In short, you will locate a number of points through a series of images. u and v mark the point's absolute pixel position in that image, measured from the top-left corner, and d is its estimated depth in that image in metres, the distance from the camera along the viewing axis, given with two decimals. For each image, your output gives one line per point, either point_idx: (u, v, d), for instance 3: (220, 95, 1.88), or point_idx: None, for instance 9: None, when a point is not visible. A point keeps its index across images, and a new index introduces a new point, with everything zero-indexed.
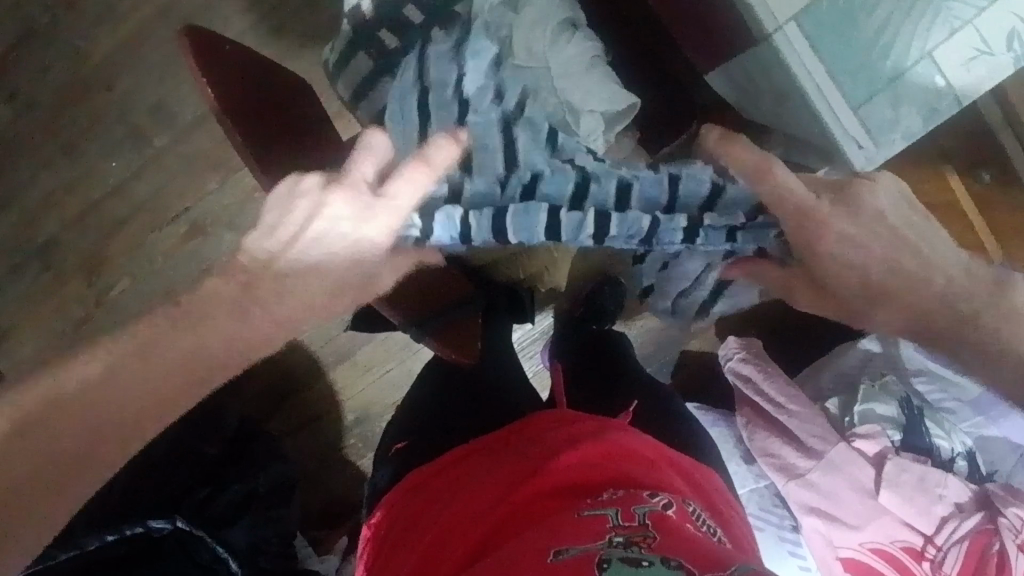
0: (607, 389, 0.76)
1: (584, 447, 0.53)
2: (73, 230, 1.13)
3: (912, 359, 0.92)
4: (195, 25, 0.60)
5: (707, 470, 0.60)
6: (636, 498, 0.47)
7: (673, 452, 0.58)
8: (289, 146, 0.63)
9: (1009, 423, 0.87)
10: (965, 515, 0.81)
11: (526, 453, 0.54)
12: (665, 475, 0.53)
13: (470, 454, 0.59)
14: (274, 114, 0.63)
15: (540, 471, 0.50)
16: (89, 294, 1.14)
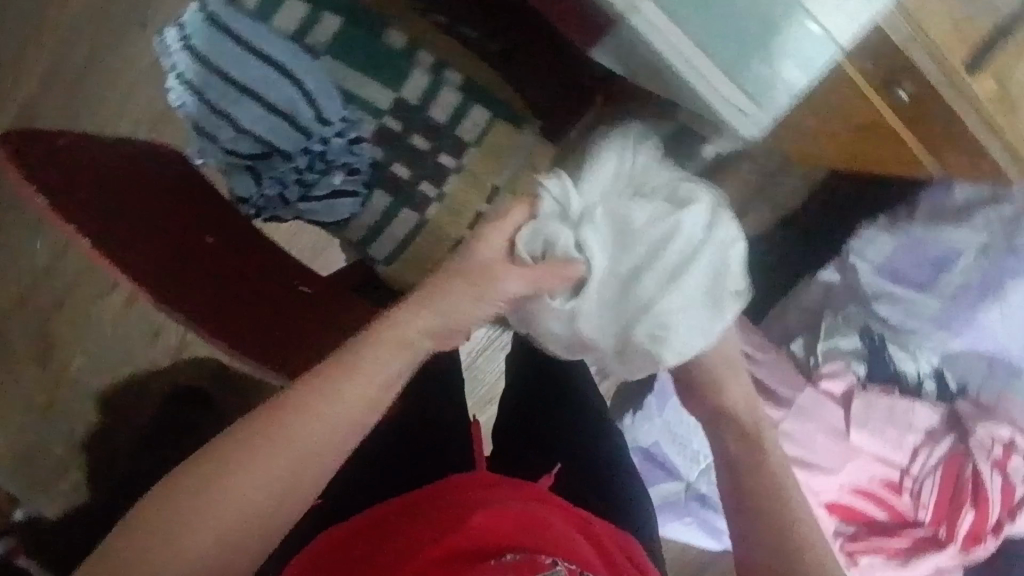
0: (544, 452, 0.78)
1: (507, 517, 0.58)
2: (18, 319, 1.11)
3: (870, 283, 0.89)
4: (36, 127, 0.53)
5: (626, 537, 0.65)
6: (543, 566, 0.52)
7: (591, 522, 0.64)
8: (150, 232, 0.53)
9: (972, 332, 0.83)
10: (933, 442, 0.74)
11: (446, 517, 0.57)
12: (576, 543, 0.59)
13: (383, 517, 0.60)
14: (113, 196, 0.52)
15: (450, 539, 0.53)
16: (47, 379, 1.12)
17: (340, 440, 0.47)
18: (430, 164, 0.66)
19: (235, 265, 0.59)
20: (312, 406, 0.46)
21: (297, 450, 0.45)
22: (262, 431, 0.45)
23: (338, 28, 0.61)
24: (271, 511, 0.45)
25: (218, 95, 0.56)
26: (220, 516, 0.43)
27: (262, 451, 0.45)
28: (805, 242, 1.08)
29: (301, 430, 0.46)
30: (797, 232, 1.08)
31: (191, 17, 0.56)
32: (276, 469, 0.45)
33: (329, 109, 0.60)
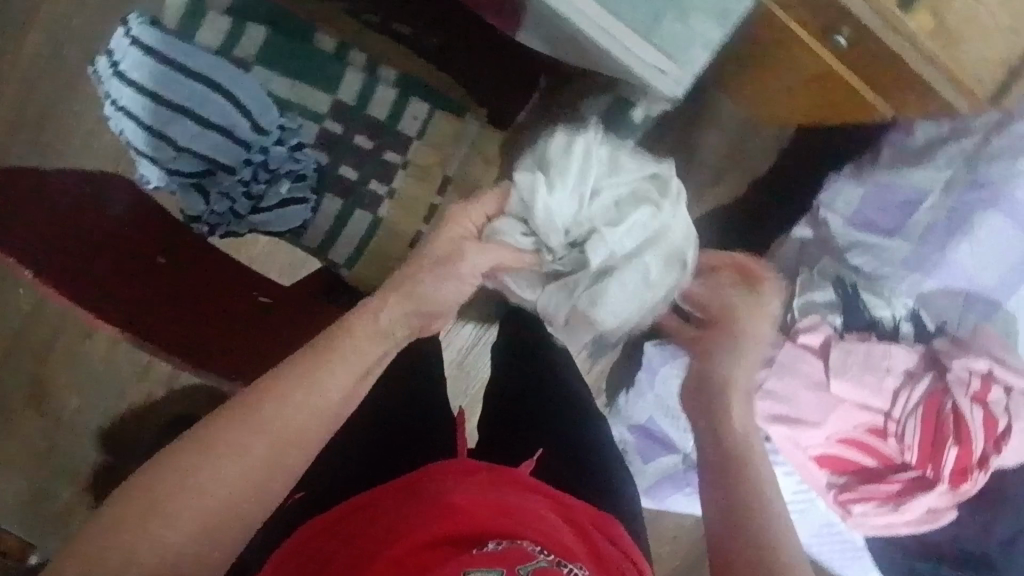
0: (528, 433, 0.79)
1: (487, 501, 0.58)
2: (13, 367, 1.12)
3: (842, 234, 0.89)
4: None
5: (607, 517, 0.66)
6: (524, 552, 0.51)
7: (570, 502, 0.64)
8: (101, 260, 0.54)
9: (944, 269, 0.83)
10: (914, 381, 0.73)
11: (426, 506, 0.57)
12: (553, 525, 0.59)
13: (368, 504, 0.60)
14: (58, 231, 0.52)
15: (430, 529, 0.53)
16: (46, 421, 1.13)
17: (318, 422, 0.49)
18: (376, 161, 0.66)
19: (190, 284, 0.61)
20: (295, 387, 0.49)
21: (277, 433, 0.47)
22: (244, 411, 0.46)
23: (265, 38, 0.63)
24: (248, 496, 0.45)
25: (155, 113, 0.58)
26: (202, 497, 0.43)
27: (244, 433, 0.46)
28: (780, 201, 1.07)
29: (282, 408, 0.47)
30: (771, 192, 1.08)
31: (118, 43, 0.58)
32: (256, 451, 0.45)
33: (264, 113, 0.61)
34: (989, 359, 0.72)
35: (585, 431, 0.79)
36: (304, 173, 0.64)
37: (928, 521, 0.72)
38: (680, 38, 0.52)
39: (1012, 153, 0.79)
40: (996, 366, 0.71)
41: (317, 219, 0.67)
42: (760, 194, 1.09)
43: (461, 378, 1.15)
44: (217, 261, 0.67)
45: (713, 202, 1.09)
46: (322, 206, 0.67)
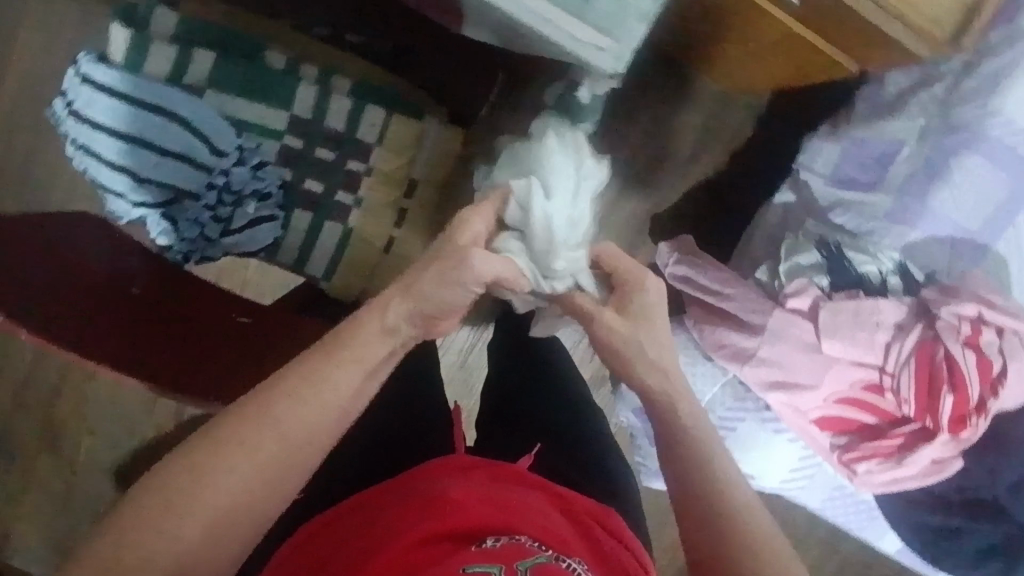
0: (522, 428, 0.80)
1: (486, 494, 0.58)
2: (26, 413, 1.13)
3: (825, 195, 0.87)
4: None
5: (609, 510, 0.65)
6: (523, 549, 0.51)
7: (569, 496, 0.63)
8: (75, 308, 0.55)
9: (927, 220, 0.82)
10: (905, 333, 0.72)
11: (421, 502, 0.56)
12: (552, 520, 0.58)
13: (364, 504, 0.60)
14: (26, 273, 0.53)
15: (426, 525, 0.52)
16: (61, 464, 1.15)
17: (326, 424, 0.47)
18: (340, 172, 0.66)
19: (162, 317, 0.61)
20: (294, 384, 0.46)
21: (276, 436, 0.45)
22: (243, 415, 0.45)
23: (213, 62, 0.61)
24: (246, 500, 0.43)
25: (113, 149, 0.59)
26: (207, 501, 0.42)
27: (241, 436, 0.44)
28: (764, 166, 1.06)
29: (283, 410, 0.45)
30: (755, 160, 1.06)
31: (70, 83, 0.58)
32: (260, 454, 0.44)
33: (221, 138, 0.61)
34: (977, 302, 0.72)
35: (580, 423, 0.79)
36: (270, 191, 0.65)
37: (934, 471, 0.72)
38: (612, 12, 0.48)
39: (981, 95, 0.78)
40: (984, 310, 0.71)
41: (290, 234, 0.68)
42: (744, 162, 1.07)
43: (464, 380, 1.16)
44: (195, 293, 0.68)
45: (699, 175, 1.08)
46: (292, 223, 0.67)
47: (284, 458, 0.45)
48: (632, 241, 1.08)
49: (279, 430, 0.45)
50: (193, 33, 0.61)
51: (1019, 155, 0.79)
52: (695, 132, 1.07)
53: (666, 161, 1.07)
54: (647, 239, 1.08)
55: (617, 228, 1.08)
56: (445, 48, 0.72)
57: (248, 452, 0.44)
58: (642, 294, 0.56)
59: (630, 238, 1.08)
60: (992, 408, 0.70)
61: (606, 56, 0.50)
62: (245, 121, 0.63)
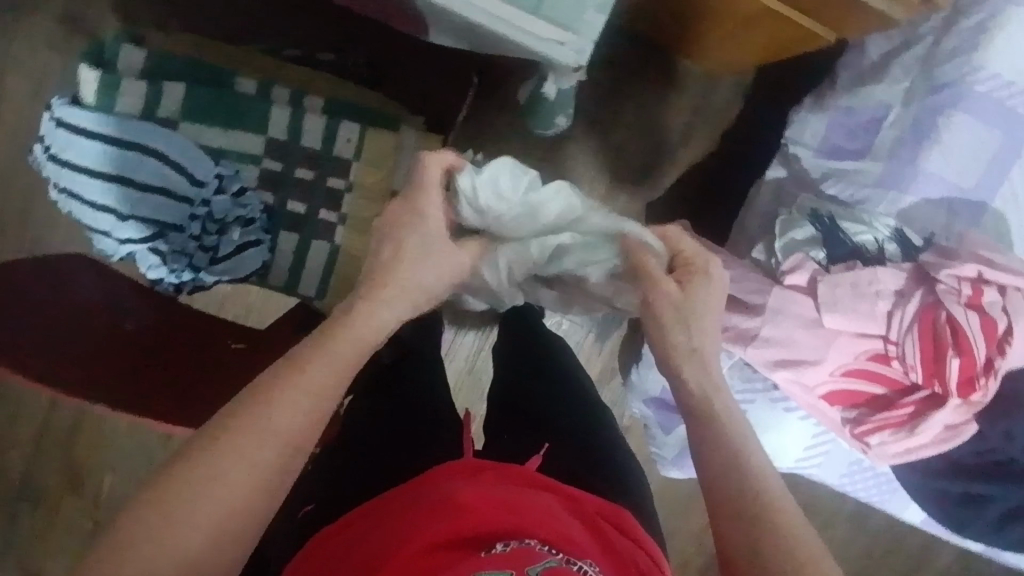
0: (528, 429, 0.78)
1: (495, 497, 0.56)
2: (38, 462, 1.09)
3: (814, 167, 0.87)
4: None
5: (623, 510, 0.62)
6: (531, 553, 0.49)
7: (581, 495, 0.61)
8: (67, 349, 0.55)
9: (920, 182, 0.80)
10: (906, 300, 0.71)
11: (425, 509, 0.55)
12: (563, 521, 0.56)
13: (370, 516, 0.58)
14: (12, 316, 0.53)
15: (438, 530, 0.51)
16: (85, 505, 1.10)
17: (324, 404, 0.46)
18: (322, 191, 0.67)
19: (150, 352, 0.61)
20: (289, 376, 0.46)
21: (275, 421, 0.43)
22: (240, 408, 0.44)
23: (185, 92, 0.61)
24: (248, 488, 0.41)
25: (93, 189, 0.59)
26: (208, 491, 0.40)
27: (237, 427, 0.43)
28: (754, 143, 1.05)
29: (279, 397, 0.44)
30: (744, 137, 1.06)
31: (47, 129, 0.59)
32: (258, 441, 0.42)
33: (199, 168, 0.62)
34: (976, 263, 0.71)
35: (589, 419, 0.79)
36: (252, 216, 0.65)
37: (947, 437, 0.71)
38: (570, 7, 0.49)
39: (963, 53, 0.77)
40: (984, 269, 0.69)
41: (277, 256, 0.68)
42: (734, 140, 1.06)
43: (475, 385, 1.15)
44: (190, 324, 0.68)
45: (691, 158, 1.07)
46: (278, 244, 0.67)
47: (285, 443, 0.43)
48: None
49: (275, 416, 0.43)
50: (164, 67, 0.62)
51: (1007, 109, 0.78)
52: (683, 113, 1.06)
53: (657, 146, 1.06)
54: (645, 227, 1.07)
55: None
56: (413, 57, 0.72)
57: (247, 440, 0.42)
58: (705, 279, 0.59)
59: None
60: (1000, 368, 0.68)
61: (571, 49, 0.50)
62: (222, 149, 0.64)
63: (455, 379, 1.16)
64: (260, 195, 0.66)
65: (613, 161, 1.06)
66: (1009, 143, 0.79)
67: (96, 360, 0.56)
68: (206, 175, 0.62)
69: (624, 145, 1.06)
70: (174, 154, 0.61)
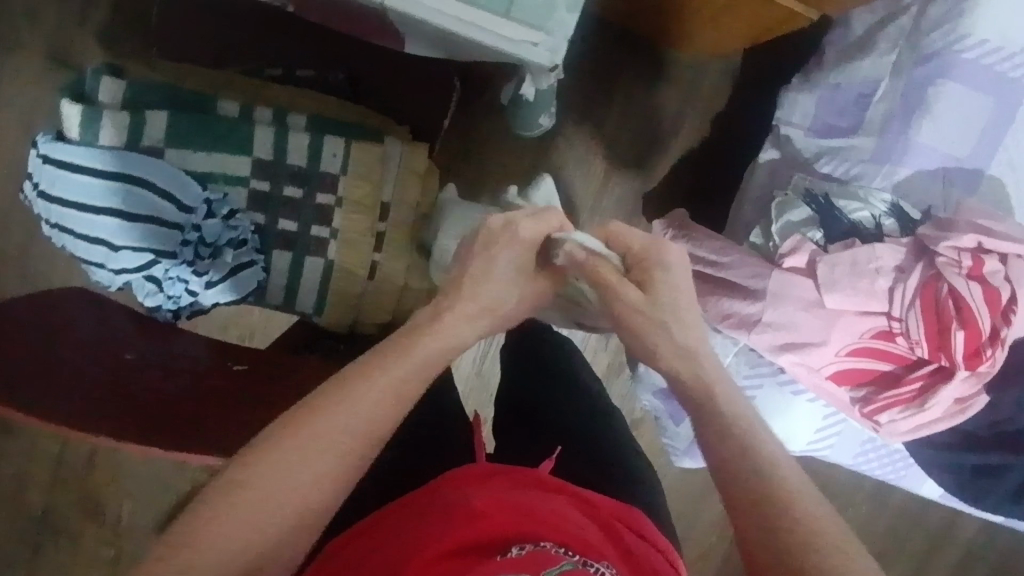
0: (536, 430, 0.78)
1: (505, 499, 0.55)
2: (57, 492, 1.10)
3: (807, 146, 0.86)
4: None
5: (635, 512, 0.61)
6: (547, 555, 0.47)
7: (594, 498, 0.60)
8: (64, 383, 0.55)
9: (914, 156, 0.79)
10: (906, 275, 0.70)
11: (434, 511, 0.54)
12: (576, 524, 0.55)
13: (380, 524, 0.56)
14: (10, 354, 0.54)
15: (451, 535, 0.50)
16: (107, 531, 1.11)
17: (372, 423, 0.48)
18: (310, 208, 0.67)
19: (152, 380, 0.61)
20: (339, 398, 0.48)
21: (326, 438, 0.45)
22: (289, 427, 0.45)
23: (167, 120, 0.61)
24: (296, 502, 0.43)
25: (82, 222, 0.60)
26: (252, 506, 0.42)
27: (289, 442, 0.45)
28: (746, 126, 1.04)
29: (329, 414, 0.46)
30: (736, 121, 1.05)
31: (35, 166, 0.60)
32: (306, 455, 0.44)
33: (187, 194, 0.62)
34: (974, 233, 0.70)
35: (596, 416, 0.79)
36: (244, 237, 0.65)
37: (956, 412, 0.71)
38: (537, 6, 0.48)
39: (946, 23, 0.77)
40: (983, 240, 0.69)
41: (273, 274, 0.68)
42: (726, 124, 1.06)
43: (483, 388, 1.15)
44: (190, 348, 0.68)
45: (683, 145, 1.06)
46: (271, 263, 0.68)
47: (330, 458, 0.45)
48: (628, 221, 1.07)
49: (323, 434, 0.45)
50: (145, 96, 0.62)
51: (996, 74, 0.77)
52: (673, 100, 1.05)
53: (650, 135, 1.06)
54: (643, 217, 1.07)
55: (611, 211, 1.06)
56: (391, 68, 0.72)
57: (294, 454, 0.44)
58: (664, 272, 0.57)
59: (625, 219, 1.07)
60: (1005, 338, 0.68)
61: (545, 46, 0.50)
62: (209, 173, 0.64)
63: (463, 384, 1.16)
64: (249, 217, 0.66)
65: (606, 153, 1.05)
66: (1001, 108, 0.78)
67: (92, 392, 0.56)
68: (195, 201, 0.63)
69: (616, 136, 1.05)
70: (161, 182, 0.61)
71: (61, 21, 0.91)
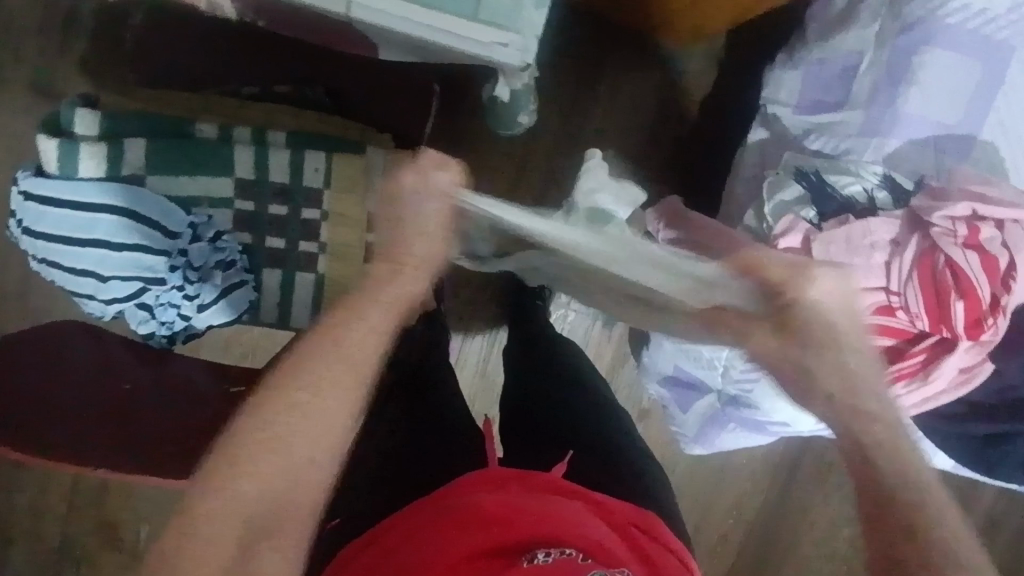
0: (540, 431, 0.77)
1: (513, 502, 0.53)
2: (73, 522, 1.10)
3: (796, 124, 0.84)
4: None
5: (647, 512, 0.60)
6: (573, 565, 0.46)
7: (606, 499, 0.58)
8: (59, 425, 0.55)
9: (902, 125, 0.78)
10: (903, 248, 0.69)
11: (439, 518, 0.52)
12: (591, 527, 0.53)
13: (384, 539, 0.53)
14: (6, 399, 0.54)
15: (463, 543, 0.49)
16: (126, 556, 1.11)
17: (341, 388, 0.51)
18: (297, 224, 0.66)
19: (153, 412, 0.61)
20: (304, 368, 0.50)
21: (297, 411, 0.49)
22: (265, 406, 0.49)
23: (145, 146, 0.61)
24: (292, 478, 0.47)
25: (69, 255, 0.60)
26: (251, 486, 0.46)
27: (268, 424, 0.48)
28: (735, 105, 1.03)
29: (296, 390, 0.49)
30: (723, 101, 1.04)
31: (17, 203, 0.60)
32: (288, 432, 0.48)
33: (171, 219, 0.62)
34: (969, 200, 0.69)
35: (602, 413, 0.79)
36: (231, 257, 0.65)
37: (963, 381, 0.70)
38: (507, 6, 0.48)
39: None
40: (977, 207, 0.68)
41: (263, 292, 0.68)
42: (715, 105, 1.04)
43: (489, 389, 1.15)
44: (188, 374, 0.69)
45: (672, 129, 1.05)
46: (262, 282, 0.67)
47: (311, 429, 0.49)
48: None
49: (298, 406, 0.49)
50: (119, 122, 0.62)
51: (981, 37, 0.77)
52: (660, 85, 1.04)
53: (637, 121, 1.05)
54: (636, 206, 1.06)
55: None
56: (367, 76, 0.72)
57: (278, 433, 0.48)
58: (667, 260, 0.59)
59: None
60: (1006, 305, 0.67)
61: (516, 46, 0.49)
62: (191, 197, 0.64)
63: (468, 385, 1.15)
64: (235, 238, 0.66)
65: (595, 144, 1.05)
66: (989, 71, 0.78)
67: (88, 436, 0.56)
68: (180, 227, 0.63)
69: (605, 124, 1.04)
70: (144, 210, 0.61)
71: (40, 55, 0.91)
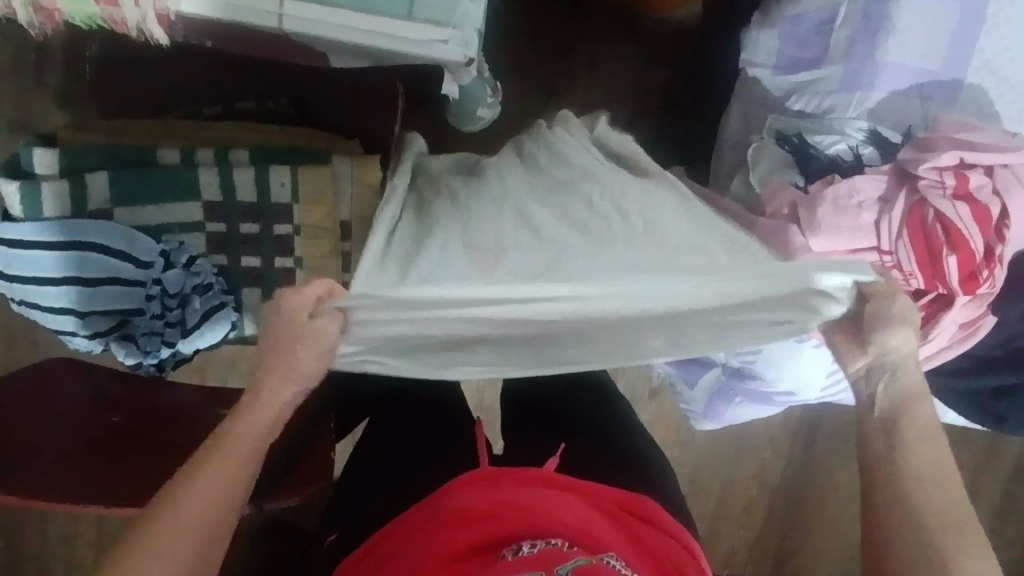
0: (536, 424, 0.76)
1: (506, 499, 0.52)
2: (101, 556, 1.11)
3: (775, 85, 0.80)
4: None
5: (644, 495, 0.59)
6: (560, 553, 0.45)
7: (602, 486, 0.57)
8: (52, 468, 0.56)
9: (883, 76, 0.75)
10: (891, 204, 0.66)
11: (433, 520, 0.52)
12: (583, 514, 0.52)
13: (380, 546, 0.53)
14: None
15: (452, 541, 0.49)
16: None
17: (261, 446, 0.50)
18: (269, 240, 0.66)
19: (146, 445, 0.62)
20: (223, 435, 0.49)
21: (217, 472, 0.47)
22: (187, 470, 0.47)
23: (108, 178, 0.61)
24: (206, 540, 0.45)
25: (44, 294, 0.60)
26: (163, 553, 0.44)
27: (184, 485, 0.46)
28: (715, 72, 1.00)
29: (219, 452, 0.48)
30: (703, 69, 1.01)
31: None
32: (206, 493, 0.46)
33: (140, 249, 0.62)
34: (956, 148, 0.66)
35: (599, 406, 0.78)
36: (207, 280, 0.65)
37: (966, 335, 0.69)
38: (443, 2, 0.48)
39: None
40: (964, 155, 0.66)
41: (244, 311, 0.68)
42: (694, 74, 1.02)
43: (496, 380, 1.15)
44: (181, 401, 0.69)
45: (653, 103, 1.03)
46: (243, 300, 0.67)
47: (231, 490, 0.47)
48: None
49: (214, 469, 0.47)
50: (79, 156, 0.61)
51: None
52: (636, 60, 1.02)
53: (616, 99, 1.03)
54: None
55: None
56: (335, 89, 0.71)
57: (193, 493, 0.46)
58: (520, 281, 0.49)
59: None
60: (1002, 255, 0.65)
61: (456, 41, 0.49)
62: (161, 223, 0.64)
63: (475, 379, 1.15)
64: (209, 261, 0.65)
65: None
66: (966, 13, 0.75)
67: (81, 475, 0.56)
68: (149, 256, 0.62)
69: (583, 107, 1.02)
70: (111, 242, 0.61)
71: (15, 96, 0.92)
